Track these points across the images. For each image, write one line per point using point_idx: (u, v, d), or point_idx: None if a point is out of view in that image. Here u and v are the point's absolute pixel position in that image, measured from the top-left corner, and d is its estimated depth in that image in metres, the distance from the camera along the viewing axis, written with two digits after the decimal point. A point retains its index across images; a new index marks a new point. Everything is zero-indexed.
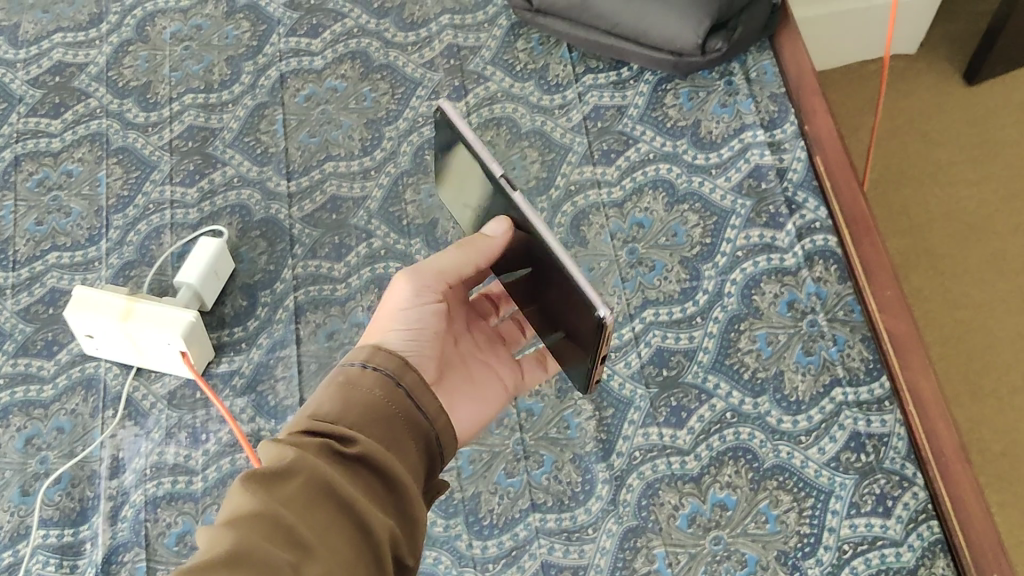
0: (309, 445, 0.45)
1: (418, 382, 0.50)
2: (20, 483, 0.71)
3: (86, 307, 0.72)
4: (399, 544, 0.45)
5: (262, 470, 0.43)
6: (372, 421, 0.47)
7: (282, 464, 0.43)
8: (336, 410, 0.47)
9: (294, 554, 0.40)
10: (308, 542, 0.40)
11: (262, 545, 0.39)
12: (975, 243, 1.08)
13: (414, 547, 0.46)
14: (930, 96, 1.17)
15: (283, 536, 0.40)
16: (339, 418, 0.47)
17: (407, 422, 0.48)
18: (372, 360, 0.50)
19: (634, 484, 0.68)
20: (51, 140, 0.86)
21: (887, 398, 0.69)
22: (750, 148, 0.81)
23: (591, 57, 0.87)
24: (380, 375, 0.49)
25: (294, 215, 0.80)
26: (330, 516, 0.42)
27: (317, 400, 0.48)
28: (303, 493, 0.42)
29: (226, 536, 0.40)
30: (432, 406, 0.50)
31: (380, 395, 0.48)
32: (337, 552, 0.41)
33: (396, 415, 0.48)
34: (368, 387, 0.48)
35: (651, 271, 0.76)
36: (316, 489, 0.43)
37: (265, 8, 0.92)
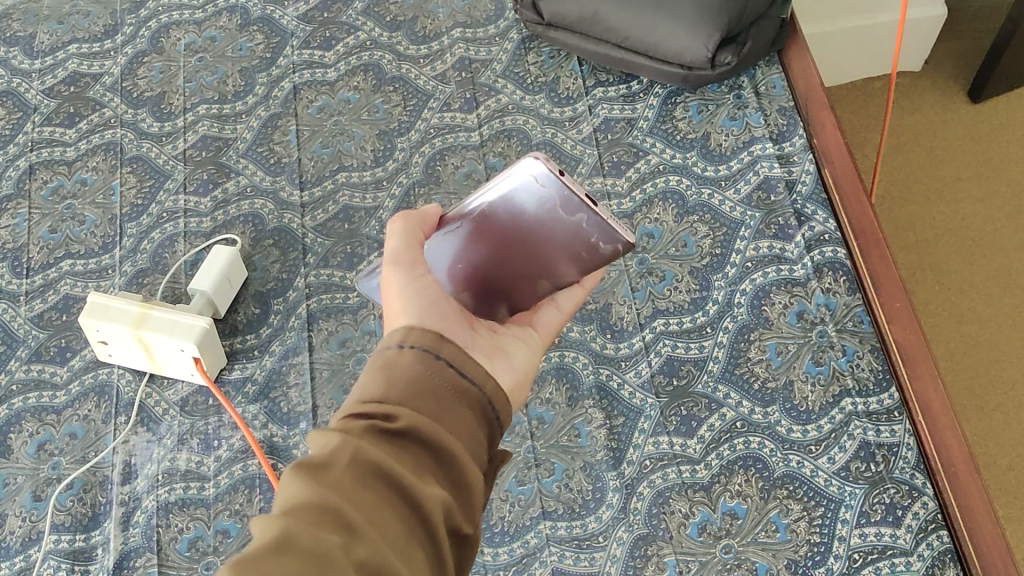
0: (354, 429, 0.43)
1: (459, 352, 0.47)
2: (33, 488, 0.71)
3: (100, 313, 0.72)
4: (454, 515, 0.44)
5: (305, 459, 0.41)
6: (416, 397, 0.45)
7: (325, 450, 0.42)
8: (378, 392, 0.45)
9: (342, 537, 0.38)
10: (358, 524, 0.39)
11: (310, 529, 0.38)
12: (981, 258, 1.09)
13: (471, 517, 0.45)
14: (934, 113, 1.18)
15: (332, 519, 0.39)
16: (382, 399, 0.45)
17: (455, 392, 0.46)
18: (408, 337, 0.47)
19: (645, 492, 0.68)
20: (65, 149, 0.87)
21: (896, 408, 0.69)
22: (759, 160, 0.81)
23: (602, 70, 0.88)
24: (419, 350, 0.47)
25: (307, 224, 0.81)
26: (379, 494, 0.41)
27: (360, 386, 0.47)
28: (350, 475, 0.41)
29: (273, 523, 0.38)
30: (479, 374, 0.48)
31: (421, 370, 0.46)
32: (387, 531, 0.40)
33: (441, 387, 0.46)
34: (408, 364, 0.46)
35: (662, 281, 0.77)
36: (362, 469, 0.41)
37: (278, 21, 0.93)
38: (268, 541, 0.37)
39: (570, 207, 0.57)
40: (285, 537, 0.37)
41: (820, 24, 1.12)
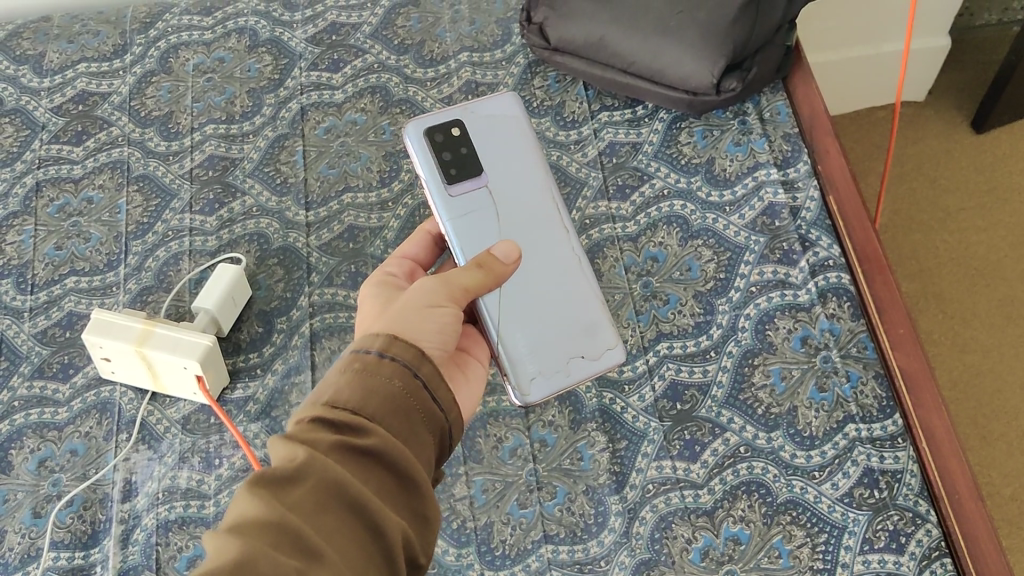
0: (322, 442, 0.45)
1: (434, 374, 0.51)
2: (32, 504, 0.71)
3: (105, 330, 0.72)
4: (412, 544, 0.46)
5: (268, 474, 0.43)
6: (392, 415, 0.48)
7: (290, 467, 0.44)
8: (354, 400, 0.48)
9: (301, 563, 0.40)
10: (317, 549, 0.41)
11: (270, 552, 0.40)
12: (984, 288, 1.13)
13: (426, 546, 0.48)
14: (939, 142, 1.23)
15: (292, 544, 0.41)
16: (357, 410, 0.47)
17: (424, 414, 0.49)
18: (389, 350, 0.50)
19: (647, 517, 0.68)
20: (72, 167, 0.87)
21: (900, 435, 0.69)
22: (764, 186, 0.81)
23: (608, 95, 0.88)
24: (398, 366, 0.50)
25: (312, 244, 0.81)
26: (340, 517, 0.43)
27: (333, 388, 0.49)
28: (312, 497, 0.43)
29: (234, 543, 0.40)
30: (446, 400, 0.51)
31: (398, 386, 0.49)
32: (346, 554, 0.42)
33: (414, 408, 0.49)
34: (387, 377, 0.49)
35: (665, 305, 0.77)
36: (327, 491, 0.43)
37: (287, 43, 0.94)
38: (229, 561, 0.39)
39: (572, 368, 0.67)
40: (244, 560, 0.39)
41: (825, 52, 1.15)
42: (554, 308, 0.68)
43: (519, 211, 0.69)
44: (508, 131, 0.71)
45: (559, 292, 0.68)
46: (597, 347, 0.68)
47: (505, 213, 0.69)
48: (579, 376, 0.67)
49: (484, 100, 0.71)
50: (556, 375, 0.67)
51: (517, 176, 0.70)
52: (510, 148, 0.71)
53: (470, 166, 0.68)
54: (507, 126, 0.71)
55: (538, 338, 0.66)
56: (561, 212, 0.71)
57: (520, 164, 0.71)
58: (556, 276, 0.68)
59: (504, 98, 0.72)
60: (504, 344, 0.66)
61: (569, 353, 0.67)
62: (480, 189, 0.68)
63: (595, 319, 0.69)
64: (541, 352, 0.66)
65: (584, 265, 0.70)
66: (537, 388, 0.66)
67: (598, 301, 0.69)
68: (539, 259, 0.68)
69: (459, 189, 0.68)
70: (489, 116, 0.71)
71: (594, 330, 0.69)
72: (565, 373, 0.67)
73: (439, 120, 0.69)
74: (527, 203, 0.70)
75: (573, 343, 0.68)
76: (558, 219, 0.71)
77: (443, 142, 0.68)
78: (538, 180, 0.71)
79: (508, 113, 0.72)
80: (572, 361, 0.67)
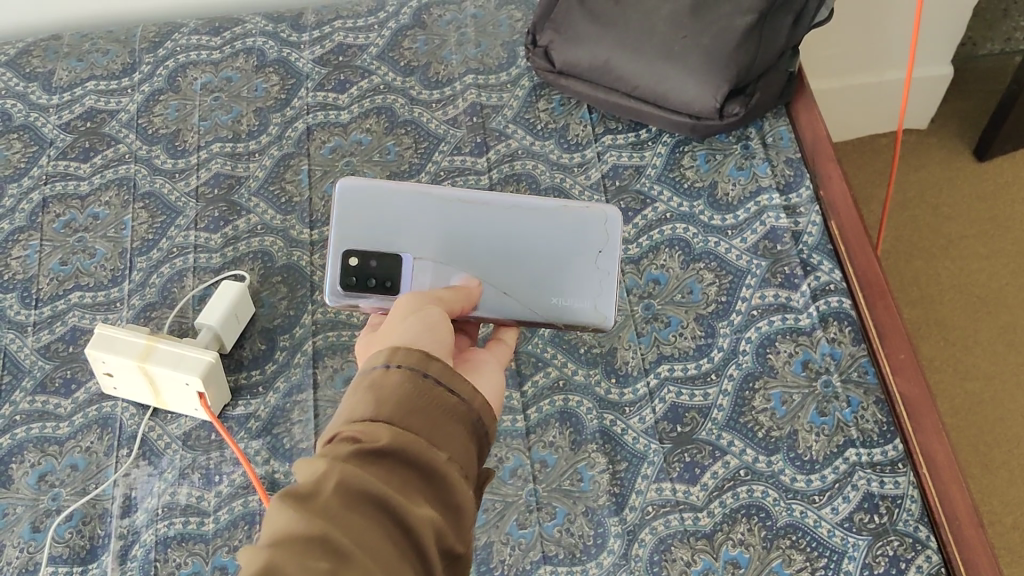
0: (340, 454, 0.45)
1: (445, 368, 0.49)
2: (31, 519, 0.71)
3: (107, 345, 0.72)
4: (446, 534, 0.46)
5: (292, 488, 0.44)
6: (408, 415, 0.47)
7: (312, 478, 0.44)
8: (369, 410, 0.47)
9: (327, 566, 0.40)
10: (342, 551, 0.41)
11: (294, 562, 0.40)
12: (986, 315, 1.14)
13: (464, 532, 0.48)
14: (940, 170, 1.24)
15: (318, 548, 0.41)
16: (373, 418, 0.47)
17: (446, 408, 0.48)
18: (393, 359, 0.49)
19: (647, 539, 0.68)
20: (79, 184, 0.88)
21: (900, 460, 0.69)
22: (766, 210, 0.82)
23: (612, 118, 0.89)
24: (406, 370, 0.48)
25: (316, 262, 0.82)
26: (367, 517, 0.43)
27: (350, 405, 0.48)
28: (335, 502, 0.43)
29: (259, 555, 0.41)
30: (467, 389, 0.50)
31: (411, 388, 0.48)
32: (376, 554, 0.42)
33: (432, 404, 0.48)
34: (397, 383, 0.48)
35: (667, 326, 0.77)
36: (348, 494, 0.43)
37: (295, 63, 0.95)
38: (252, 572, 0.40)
39: (603, 263, 0.67)
40: (270, 568, 0.40)
41: (829, 78, 1.16)
42: (546, 257, 0.67)
43: (456, 235, 0.66)
44: (375, 201, 0.66)
45: (541, 240, 0.67)
46: (599, 228, 0.67)
47: (453, 252, 0.66)
48: (614, 264, 0.67)
49: (334, 212, 0.66)
50: (603, 287, 0.66)
51: (421, 220, 0.66)
52: (391, 212, 0.66)
53: (391, 263, 0.64)
54: (371, 200, 0.66)
55: (566, 285, 0.66)
56: (461, 190, 0.67)
57: (410, 214, 0.66)
58: (520, 233, 0.67)
59: (340, 187, 0.67)
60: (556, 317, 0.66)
61: (591, 257, 0.67)
62: (412, 262, 0.65)
63: (574, 220, 0.67)
64: (578, 288, 0.66)
65: (523, 199, 0.67)
66: (604, 306, 0.66)
67: (560, 204, 0.67)
68: (501, 245, 0.66)
69: (405, 283, 0.64)
70: (350, 218, 0.66)
71: (580, 223, 0.67)
72: (608, 276, 0.67)
73: (335, 272, 0.64)
74: (449, 227, 0.66)
75: (584, 253, 0.67)
76: (467, 198, 0.67)
77: (355, 274, 0.63)
78: (430, 202, 0.66)
79: (358, 196, 0.66)
80: (602, 261, 0.67)
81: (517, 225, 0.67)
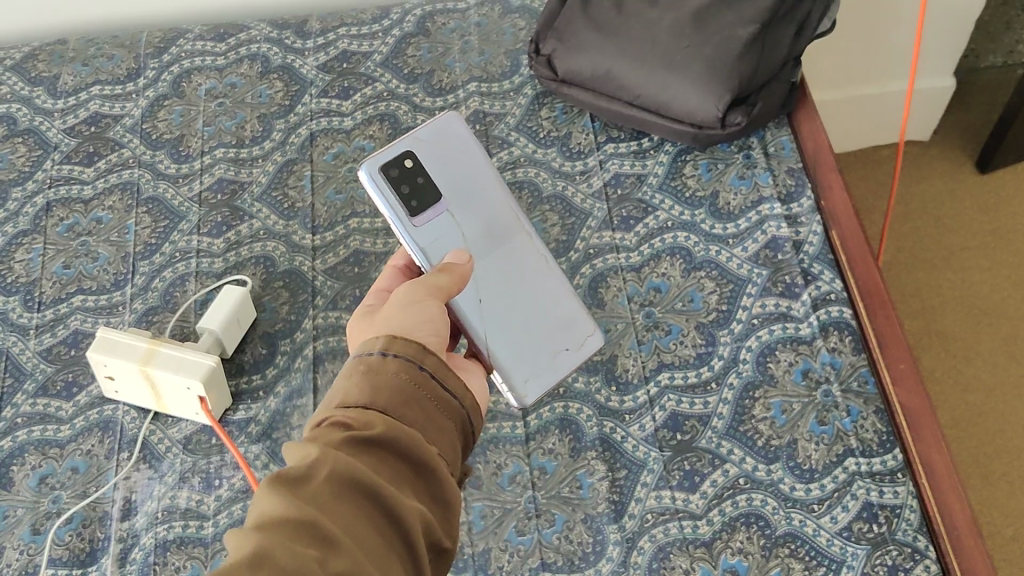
0: (334, 440, 0.46)
1: (440, 365, 0.51)
2: (32, 521, 0.71)
3: (109, 349, 0.73)
4: (433, 528, 0.46)
5: (285, 471, 0.44)
6: (402, 407, 0.48)
7: (305, 462, 0.44)
8: (364, 397, 0.48)
9: (319, 550, 0.40)
10: (334, 536, 0.41)
11: (286, 543, 0.40)
12: (987, 327, 1.14)
13: (449, 531, 0.48)
14: (942, 182, 1.24)
15: (309, 533, 0.41)
16: (368, 405, 0.48)
17: (436, 403, 0.50)
18: (391, 347, 0.50)
19: (646, 547, 0.68)
20: (83, 188, 0.88)
21: (899, 470, 0.69)
22: (767, 220, 0.82)
23: (614, 127, 0.89)
24: (402, 361, 0.50)
25: (317, 267, 0.82)
26: (358, 505, 0.44)
27: (344, 391, 0.49)
28: (327, 488, 0.43)
29: (249, 539, 0.40)
30: (458, 387, 0.51)
31: (407, 379, 0.49)
32: (366, 543, 0.42)
33: (425, 398, 0.49)
34: (393, 372, 0.49)
35: (667, 334, 0.77)
36: (340, 481, 0.43)
37: (299, 70, 0.95)
38: (243, 551, 0.40)
39: (560, 363, 0.68)
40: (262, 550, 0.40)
41: (831, 90, 1.16)
42: (525, 312, 0.68)
43: (484, 227, 0.69)
44: (463, 150, 0.69)
45: (535, 293, 0.69)
46: (579, 338, 0.70)
47: (472, 236, 0.68)
48: (566, 368, 0.68)
49: (427, 125, 0.69)
50: (547, 370, 0.68)
51: (472, 200, 0.69)
52: (464, 169, 0.69)
53: (429, 196, 0.67)
54: (459, 149, 0.69)
55: (521, 343, 0.67)
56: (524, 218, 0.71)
57: (476, 186, 0.69)
58: (525, 279, 0.69)
59: (451, 117, 0.70)
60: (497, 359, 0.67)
61: (555, 349, 0.69)
62: (443, 213, 0.67)
63: (570, 311, 0.70)
64: (530, 354, 0.68)
65: (549, 262, 0.70)
66: (533, 388, 0.67)
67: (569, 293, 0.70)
68: (506, 268, 0.69)
69: (424, 218, 0.66)
70: (436, 141, 0.69)
71: (570, 323, 0.70)
72: (555, 370, 0.68)
73: (391, 155, 0.66)
74: (489, 220, 0.69)
75: (553, 341, 0.69)
76: (521, 223, 0.70)
77: (399, 178, 0.66)
78: (494, 195, 0.70)
79: (454, 134, 0.69)
80: (561, 358, 0.68)
81: (528, 268, 0.69)
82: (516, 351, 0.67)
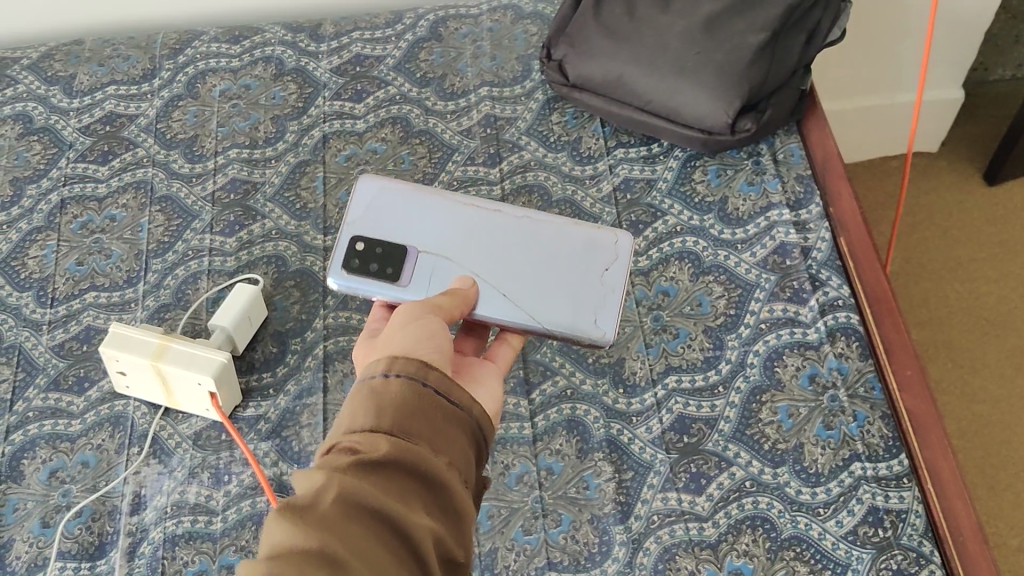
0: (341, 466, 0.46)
1: (443, 378, 0.50)
2: (42, 514, 0.71)
3: (121, 344, 0.73)
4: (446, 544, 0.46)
5: (293, 501, 0.44)
6: (409, 424, 0.48)
7: (312, 490, 0.44)
8: (369, 420, 0.48)
9: None
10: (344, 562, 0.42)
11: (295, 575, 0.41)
12: (994, 339, 1.14)
13: (463, 542, 0.48)
14: (950, 193, 1.25)
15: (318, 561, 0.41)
16: (374, 428, 0.47)
17: (445, 417, 0.49)
18: (392, 368, 0.49)
19: (652, 548, 0.68)
20: (97, 186, 0.89)
21: (906, 475, 0.69)
22: (776, 225, 0.83)
23: (624, 132, 0.90)
24: (405, 379, 0.49)
25: (329, 267, 0.83)
26: (367, 529, 0.43)
27: (350, 415, 0.49)
28: (335, 514, 0.43)
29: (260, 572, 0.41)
30: (464, 397, 0.51)
31: (411, 397, 0.48)
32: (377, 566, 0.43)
33: (430, 413, 0.49)
34: (396, 392, 0.49)
35: (675, 338, 0.78)
36: (348, 506, 0.44)
37: (313, 73, 0.96)
38: None
39: (608, 282, 0.69)
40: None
41: (839, 101, 1.17)
42: (550, 269, 0.70)
43: (462, 235, 0.71)
44: (392, 202, 0.72)
45: (546, 250, 0.71)
46: (610, 251, 0.71)
47: (457, 251, 0.70)
48: (618, 284, 0.69)
49: (351, 205, 0.71)
50: (604, 300, 0.69)
51: (433, 225, 0.71)
52: (409, 210, 0.71)
53: (396, 253, 0.69)
54: (388, 199, 0.72)
55: (565, 295, 0.69)
56: (486, 203, 0.72)
57: (428, 217, 0.71)
58: (532, 244, 0.71)
59: (362, 185, 0.72)
60: (555, 325, 0.68)
61: (597, 275, 0.70)
62: (419, 255, 0.69)
63: (585, 237, 0.71)
64: (580, 299, 0.69)
65: (538, 217, 0.72)
66: (605, 321, 0.68)
67: (574, 225, 0.72)
68: (511, 249, 0.70)
69: (407, 272, 0.69)
70: (367, 210, 0.71)
71: (593, 246, 0.71)
72: (613, 291, 0.69)
73: (341, 252, 0.69)
74: (460, 229, 0.71)
75: (591, 271, 0.70)
76: (488, 209, 0.72)
77: (362, 261, 0.69)
78: (447, 207, 0.72)
79: (377, 193, 0.72)
80: (607, 277, 0.69)
81: (526, 236, 0.71)
82: (565, 304, 0.68)
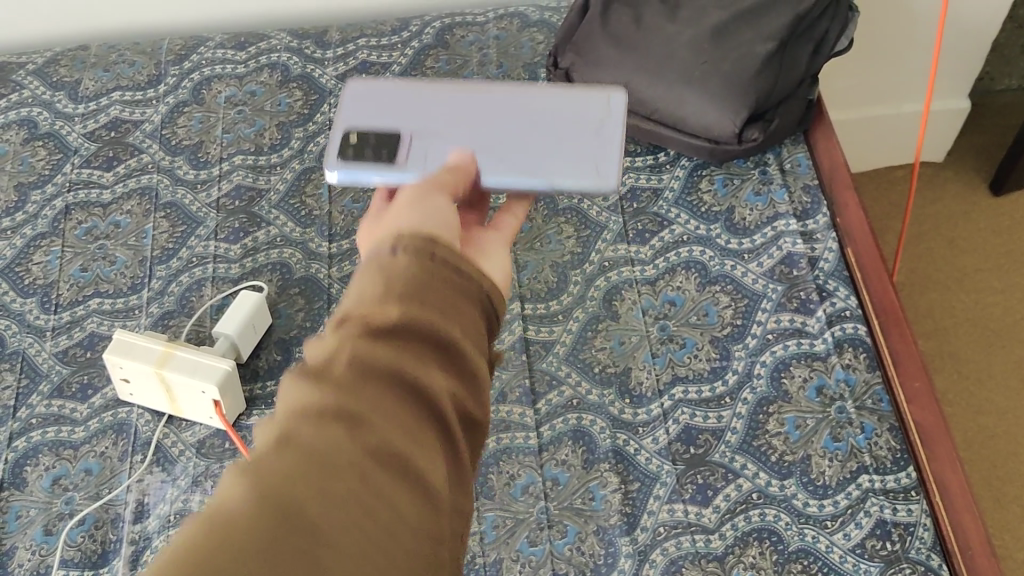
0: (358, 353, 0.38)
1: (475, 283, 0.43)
2: (44, 522, 0.71)
3: (125, 352, 0.73)
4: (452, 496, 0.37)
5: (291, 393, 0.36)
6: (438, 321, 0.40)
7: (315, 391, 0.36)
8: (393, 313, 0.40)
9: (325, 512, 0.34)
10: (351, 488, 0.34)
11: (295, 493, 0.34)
12: (1000, 350, 1.14)
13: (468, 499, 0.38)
14: (956, 204, 1.25)
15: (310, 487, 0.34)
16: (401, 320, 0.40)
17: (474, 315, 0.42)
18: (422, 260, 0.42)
19: (658, 560, 0.67)
20: (101, 192, 0.89)
21: (913, 488, 0.69)
22: (783, 235, 0.82)
23: (630, 141, 0.90)
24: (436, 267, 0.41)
25: (334, 275, 0.82)
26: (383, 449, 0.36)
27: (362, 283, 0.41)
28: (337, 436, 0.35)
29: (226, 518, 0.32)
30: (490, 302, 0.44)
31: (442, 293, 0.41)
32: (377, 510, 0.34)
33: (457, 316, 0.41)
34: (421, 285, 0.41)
35: (681, 348, 0.77)
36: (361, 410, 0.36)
37: (318, 79, 0.96)
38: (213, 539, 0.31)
39: (606, 136, 0.69)
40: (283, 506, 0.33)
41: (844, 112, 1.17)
42: (545, 139, 0.69)
43: (453, 119, 0.70)
44: (380, 105, 0.71)
45: (537, 114, 0.70)
46: (603, 106, 0.70)
47: (450, 128, 0.70)
48: (616, 136, 0.69)
49: (339, 110, 0.71)
50: (602, 150, 0.68)
51: (423, 118, 0.70)
52: (400, 111, 0.71)
53: (390, 136, 0.68)
54: (376, 102, 0.71)
55: (562, 151, 0.68)
56: (475, 86, 0.72)
57: (417, 106, 0.71)
58: (525, 120, 0.70)
59: (349, 89, 0.72)
60: (557, 176, 0.67)
61: (592, 129, 0.69)
62: (412, 138, 0.68)
63: (577, 98, 0.71)
64: (580, 155, 0.68)
65: (528, 89, 0.72)
66: (606, 168, 0.67)
67: (565, 91, 0.71)
68: (506, 127, 0.70)
69: (402, 152, 0.67)
70: (355, 114, 0.70)
71: (587, 107, 0.70)
72: (611, 141, 0.68)
73: (334, 142, 0.68)
74: (451, 113, 0.71)
75: (585, 128, 0.69)
76: (478, 90, 0.72)
77: (356, 150, 0.67)
78: (437, 96, 0.72)
79: (364, 98, 0.71)
80: (603, 127, 0.69)
81: (519, 112, 0.71)
82: (564, 158, 0.68)
